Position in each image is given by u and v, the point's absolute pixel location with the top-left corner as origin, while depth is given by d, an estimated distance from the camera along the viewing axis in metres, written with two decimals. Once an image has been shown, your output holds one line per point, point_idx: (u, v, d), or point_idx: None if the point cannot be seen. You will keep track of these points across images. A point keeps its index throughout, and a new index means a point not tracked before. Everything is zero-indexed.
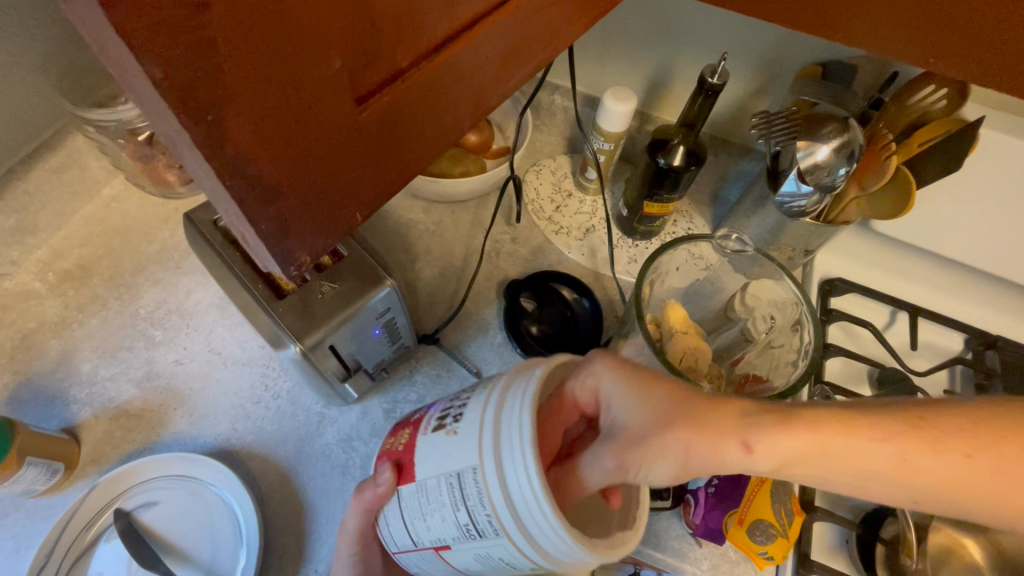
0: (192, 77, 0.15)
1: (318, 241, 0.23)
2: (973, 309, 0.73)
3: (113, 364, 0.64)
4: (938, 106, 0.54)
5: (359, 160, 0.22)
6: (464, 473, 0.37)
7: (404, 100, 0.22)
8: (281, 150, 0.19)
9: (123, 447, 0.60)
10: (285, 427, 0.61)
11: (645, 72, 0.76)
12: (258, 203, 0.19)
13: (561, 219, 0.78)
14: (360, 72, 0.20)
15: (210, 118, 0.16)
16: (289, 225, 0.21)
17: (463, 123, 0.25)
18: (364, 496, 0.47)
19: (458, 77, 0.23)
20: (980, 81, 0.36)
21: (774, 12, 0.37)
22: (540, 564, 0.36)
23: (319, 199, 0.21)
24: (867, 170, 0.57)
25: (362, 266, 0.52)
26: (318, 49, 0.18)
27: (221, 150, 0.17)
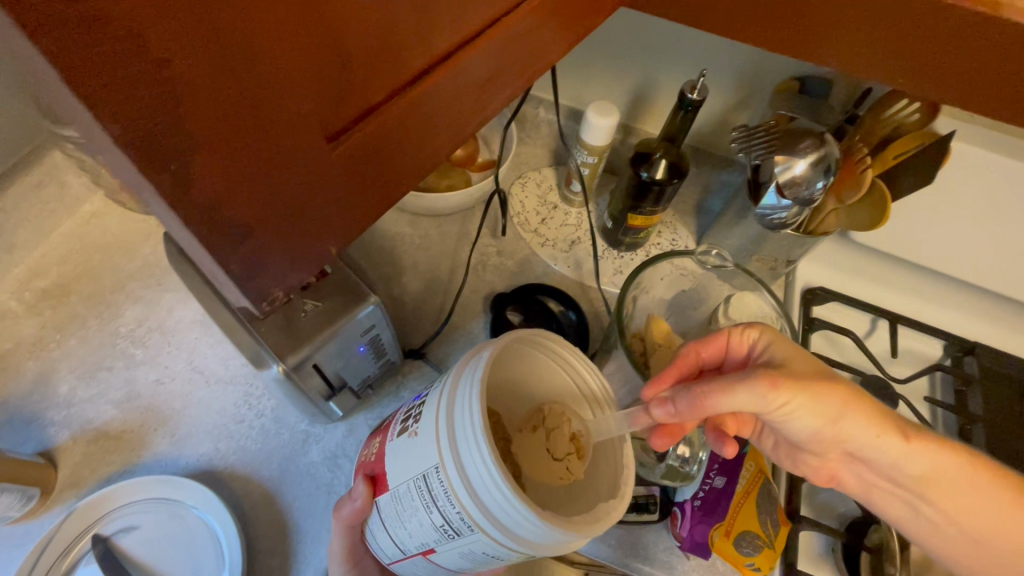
0: (153, 128, 0.15)
1: (292, 271, 0.23)
2: (947, 315, 0.75)
3: (92, 385, 0.62)
4: (911, 118, 0.55)
5: (332, 195, 0.22)
6: (428, 473, 0.36)
7: (374, 138, 0.22)
8: (250, 191, 0.19)
9: (102, 469, 0.59)
10: (270, 446, 0.60)
11: (626, 86, 0.77)
12: (225, 242, 0.20)
13: (547, 231, 0.79)
14: (329, 110, 0.20)
15: (172, 166, 0.17)
16: (258, 261, 0.22)
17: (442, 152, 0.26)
18: (346, 511, 0.46)
19: (437, 108, 0.24)
20: (961, 100, 0.37)
21: (763, 32, 0.37)
22: (522, 551, 0.35)
23: (290, 234, 0.22)
24: (845, 183, 0.58)
25: (346, 284, 0.51)
26: (285, 93, 0.18)
27: (186, 195, 0.17)
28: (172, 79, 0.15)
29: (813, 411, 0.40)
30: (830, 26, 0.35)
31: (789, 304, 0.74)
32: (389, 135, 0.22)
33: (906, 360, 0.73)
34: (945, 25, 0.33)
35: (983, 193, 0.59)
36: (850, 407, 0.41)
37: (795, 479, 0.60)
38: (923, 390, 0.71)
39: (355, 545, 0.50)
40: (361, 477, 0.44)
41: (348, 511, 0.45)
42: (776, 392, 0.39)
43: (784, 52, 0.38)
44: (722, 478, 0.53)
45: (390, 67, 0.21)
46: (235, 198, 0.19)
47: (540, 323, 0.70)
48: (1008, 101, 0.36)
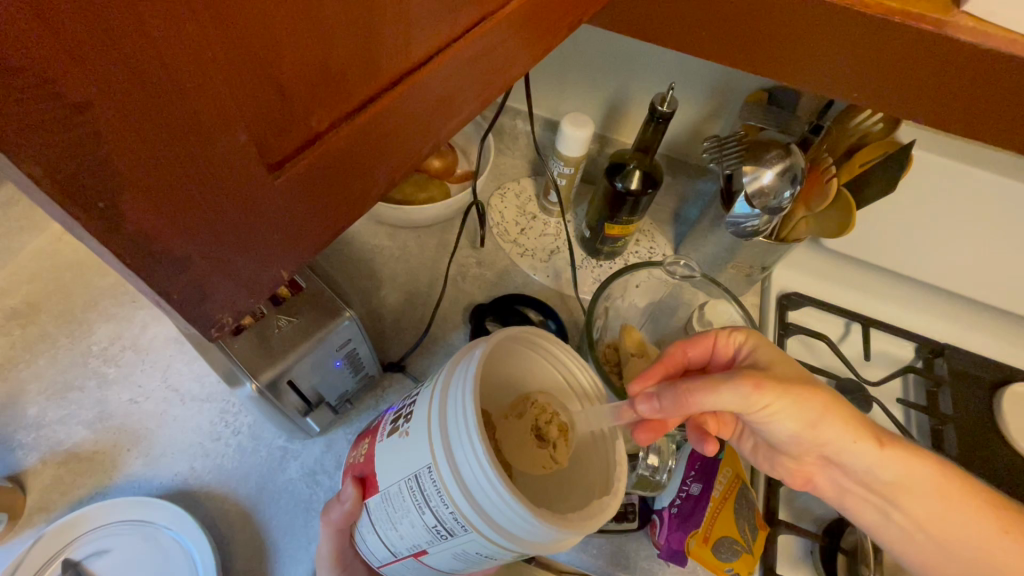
0: (78, 171, 0.15)
1: (240, 298, 0.23)
2: (917, 318, 0.77)
3: (62, 406, 0.61)
4: (878, 128, 0.57)
5: (282, 220, 0.22)
6: (420, 473, 0.36)
7: (327, 163, 0.21)
8: (192, 224, 0.18)
9: (73, 492, 0.57)
10: (247, 463, 0.60)
11: (601, 98, 0.78)
12: (167, 275, 0.19)
13: (526, 242, 0.79)
14: (276, 136, 0.19)
15: (101, 204, 0.16)
16: (205, 289, 0.21)
17: (401, 169, 0.25)
18: (335, 511, 0.45)
19: (392, 129, 0.23)
20: (925, 117, 0.38)
21: (728, 50, 0.38)
22: (517, 551, 0.35)
23: (239, 262, 0.21)
24: (812, 192, 0.59)
25: (321, 299, 0.51)
26: (228, 123, 0.17)
27: (120, 232, 0.17)
28: (97, 119, 0.14)
29: (791, 416, 0.41)
30: (787, 42, 0.36)
31: (765, 310, 0.75)
32: (342, 158, 0.22)
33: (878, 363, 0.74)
34: (902, 39, 0.34)
35: (946, 199, 0.61)
36: (828, 412, 0.42)
37: (772, 483, 0.61)
38: (896, 392, 0.72)
39: (345, 548, 0.50)
40: (351, 478, 0.43)
41: (337, 513, 0.45)
42: (758, 394, 0.40)
43: (752, 69, 0.39)
44: (699, 485, 0.54)
45: (341, 94, 0.20)
46: (177, 233, 0.18)
47: None
48: (959, 115, 0.37)
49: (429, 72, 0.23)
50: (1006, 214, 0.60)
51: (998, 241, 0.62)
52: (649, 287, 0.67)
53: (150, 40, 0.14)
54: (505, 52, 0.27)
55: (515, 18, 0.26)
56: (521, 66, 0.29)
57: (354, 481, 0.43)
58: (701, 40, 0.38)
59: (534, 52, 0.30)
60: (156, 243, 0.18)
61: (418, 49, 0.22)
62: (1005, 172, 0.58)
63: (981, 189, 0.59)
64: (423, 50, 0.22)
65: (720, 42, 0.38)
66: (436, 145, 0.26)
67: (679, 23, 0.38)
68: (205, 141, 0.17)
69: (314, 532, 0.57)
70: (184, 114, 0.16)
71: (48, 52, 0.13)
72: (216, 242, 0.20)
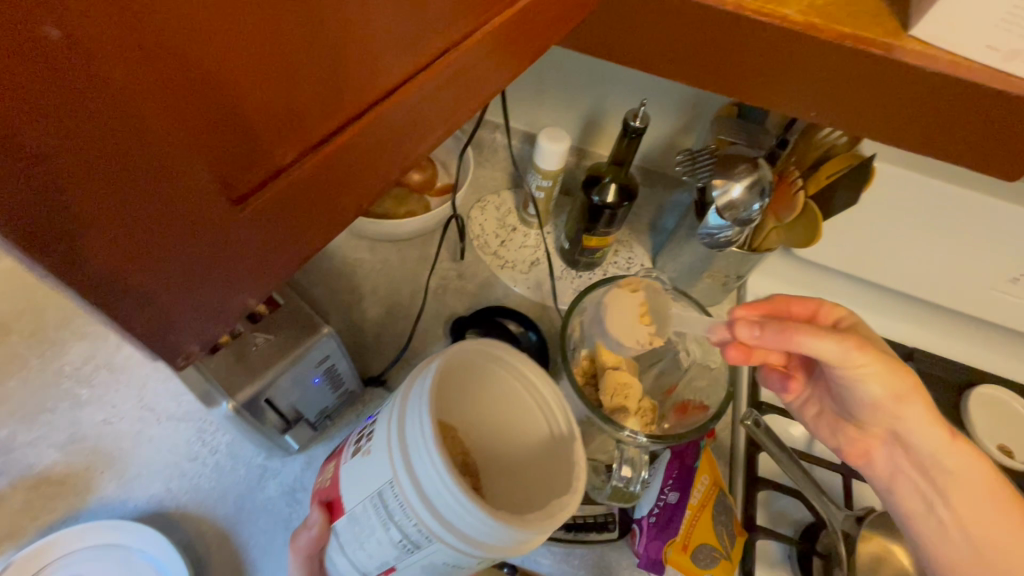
0: (40, 215, 0.15)
1: (206, 329, 0.23)
2: (887, 322, 0.79)
3: (33, 429, 0.60)
4: (841, 141, 0.59)
5: (247, 250, 0.22)
6: (383, 489, 0.36)
7: (299, 191, 0.22)
8: (156, 259, 0.18)
9: (44, 517, 0.56)
10: (224, 483, 0.59)
11: (577, 111, 0.80)
12: (130, 310, 0.19)
13: (507, 254, 0.80)
14: (239, 171, 0.20)
15: (63, 245, 0.16)
16: (169, 322, 0.21)
17: (366, 195, 0.26)
18: (300, 542, 0.44)
19: (357, 158, 0.24)
20: (889, 136, 0.40)
21: (698, 74, 0.40)
22: (483, 558, 0.35)
23: (206, 295, 0.21)
24: (781, 203, 0.61)
25: (299, 316, 0.51)
26: (190, 160, 0.18)
27: (82, 271, 0.17)
28: (59, 164, 0.14)
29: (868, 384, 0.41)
30: (752, 65, 0.38)
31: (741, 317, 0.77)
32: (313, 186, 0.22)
33: None
34: (862, 62, 0.36)
35: (908, 208, 0.63)
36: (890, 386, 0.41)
37: (749, 489, 0.62)
38: None
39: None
40: (316, 505, 0.43)
41: (303, 542, 0.44)
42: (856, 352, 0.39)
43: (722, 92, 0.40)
44: (676, 494, 0.54)
45: (310, 127, 0.21)
46: (152, 269, 0.19)
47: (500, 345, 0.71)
48: (910, 126, 0.39)
49: (393, 103, 0.24)
50: (965, 223, 0.62)
51: (958, 248, 0.64)
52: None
53: (116, 87, 0.15)
54: (470, 79, 0.28)
55: (479, 48, 0.27)
56: (490, 91, 0.30)
57: (320, 508, 0.42)
58: (672, 65, 0.40)
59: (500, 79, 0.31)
60: (130, 280, 0.18)
61: (382, 82, 0.23)
62: (963, 182, 0.60)
63: (941, 199, 0.61)
64: (388, 82, 0.23)
65: (690, 66, 0.39)
66: (402, 171, 0.27)
67: (643, 45, 0.39)
68: (175, 179, 0.18)
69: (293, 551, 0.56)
70: (153, 154, 0.17)
71: (14, 107, 0.13)
72: (191, 275, 0.20)
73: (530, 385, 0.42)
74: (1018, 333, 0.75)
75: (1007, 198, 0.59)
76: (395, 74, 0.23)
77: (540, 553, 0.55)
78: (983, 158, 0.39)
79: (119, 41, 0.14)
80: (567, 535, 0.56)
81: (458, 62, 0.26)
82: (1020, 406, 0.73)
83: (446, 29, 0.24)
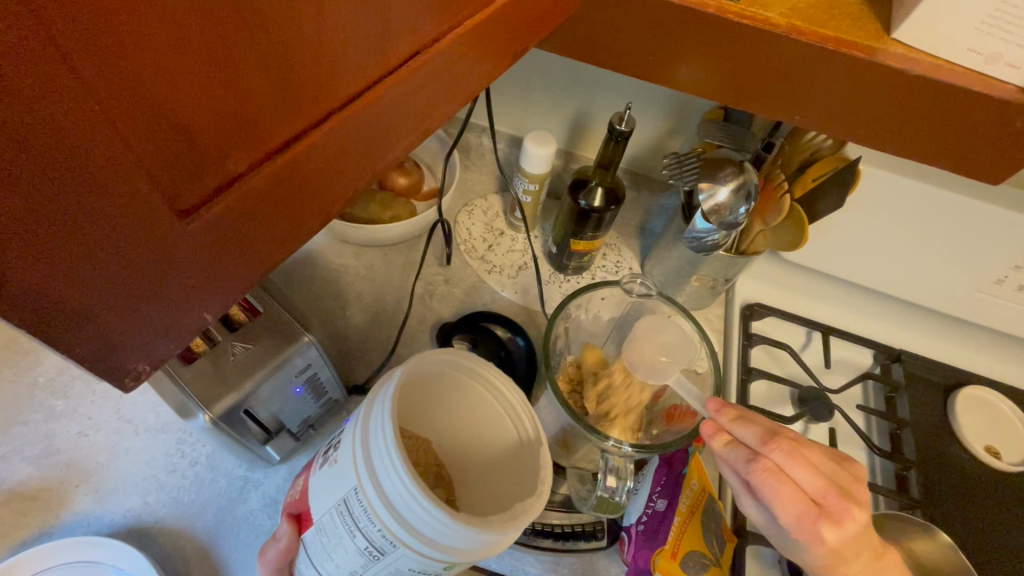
0: None
1: (158, 348, 0.21)
2: (875, 324, 0.79)
3: (5, 442, 0.58)
4: (828, 144, 0.58)
5: (201, 263, 0.21)
6: (348, 496, 0.35)
7: (259, 197, 0.21)
8: (97, 275, 0.17)
9: (16, 534, 0.54)
10: (203, 496, 0.58)
11: (564, 114, 0.79)
12: (69, 330, 0.18)
13: (494, 258, 0.79)
14: (190, 180, 0.19)
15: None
16: (114, 342, 0.19)
17: (332, 202, 0.25)
18: (269, 554, 0.42)
19: (320, 165, 0.23)
20: (877, 141, 0.40)
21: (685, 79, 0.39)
22: (451, 563, 0.34)
23: (156, 311, 0.20)
24: (767, 206, 0.61)
25: (279, 324, 0.50)
26: (135, 169, 0.17)
27: (10, 290, 0.15)
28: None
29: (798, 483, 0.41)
30: (739, 70, 0.38)
31: (730, 320, 0.77)
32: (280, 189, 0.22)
33: (840, 370, 0.76)
34: (851, 66, 0.35)
35: (894, 212, 0.63)
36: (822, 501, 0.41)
37: (738, 494, 0.61)
38: (857, 398, 0.74)
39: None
40: (286, 517, 0.41)
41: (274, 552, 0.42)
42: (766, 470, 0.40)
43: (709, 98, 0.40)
44: (663, 501, 0.53)
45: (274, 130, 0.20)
46: (101, 282, 0.18)
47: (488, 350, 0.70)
48: (896, 127, 0.38)
49: (359, 108, 0.23)
50: (951, 226, 0.62)
51: (945, 251, 0.65)
52: (607, 309, 0.67)
53: (56, 94, 0.14)
54: (443, 83, 0.27)
55: (450, 52, 0.26)
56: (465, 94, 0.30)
57: (291, 518, 0.41)
58: (658, 70, 0.39)
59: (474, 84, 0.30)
60: (76, 297, 0.17)
61: (346, 86, 0.22)
62: (949, 186, 0.60)
63: (926, 203, 0.61)
64: (352, 86, 0.22)
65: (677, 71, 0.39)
66: (370, 178, 0.26)
67: (624, 49, 0.39)
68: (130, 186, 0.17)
69: None
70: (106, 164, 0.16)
71: None
72: (149, 283, 0.19)
73: (498, 393, 0.41)
74: (1003, 334, 0.75)
75: (992, 201, 0.59)
76: (361, 78, 0.22)
77: (528, 563, 0.54)
78: (966, 163, 0.39)
79: (47, 46, 0.13)
80: (555, 543, 0.55)
81: (430, 66, 0.25)
82: (1005, 406, 0.74)
83: (415, 30, 0.24)
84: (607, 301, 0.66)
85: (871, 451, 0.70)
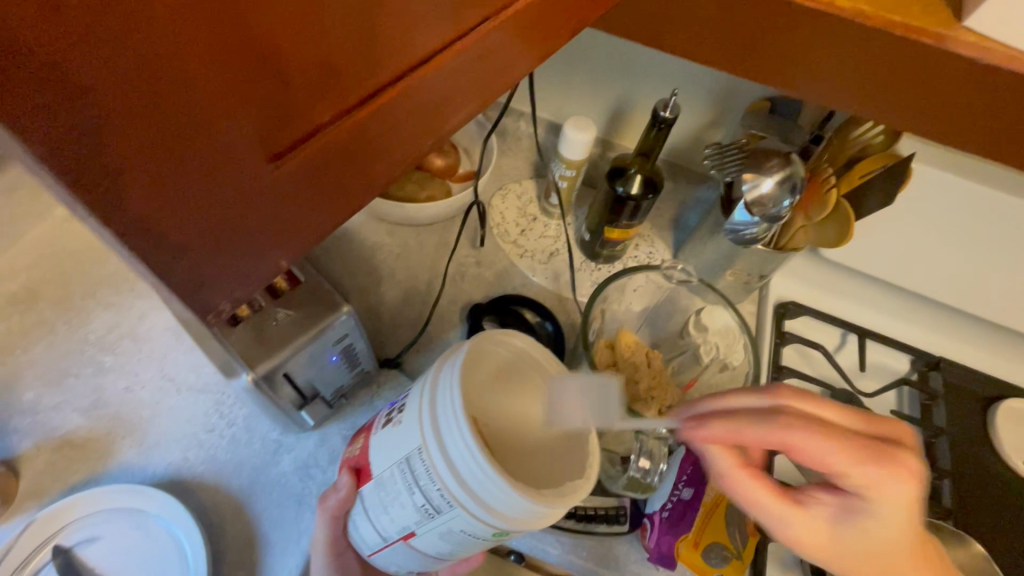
0: (79, 156, 0.15)
1: (236, 287, 0.23)
2: (914, 330, 0.77)
3: (58, 392, 0.61)
4: (878, 140, 0.57)
5: (279, 210, 0.22)
6: (411, 455, 0.36)
7: (333, 155, 0.22)
8: (191, 212, 0.19)
9: (66, 479, 0.57)
10: (239, 455, 0.60)
11: (604, 101, 0.78)
12: (164, 260, 0.19)
13: (527, 243, 0.80)
14: (276, 131, 0.20)
15: (103, 190, 0.16)
16: (200, 277, 0.21)
17: (399, 162, 0.26)
18: (327, 500, 0.46)
19: (391, 124, 0.24)
20: (933, 132, 0.39)
21: (733, 61, 0.39)
22: (505, 530, 0.35)
23: (236, 252, 0.22)
24: (811, 201, 0.59)
25: (319, 293, 0.52)
26: (228, 114, 0.18)
27: (121, 217, 0.17)
28: (101, 106, 0.15)
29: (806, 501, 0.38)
30: (792, 51, 0.37)
31: (763, 317, 0.76)
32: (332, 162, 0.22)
33: (875, 374, 0.74)
34: (910, 49, 0.34)
35: (945, 214, 0.61)
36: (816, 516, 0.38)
37: None
38: (891, 403, 0.73)
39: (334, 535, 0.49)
40: (343, 469, 0.44)
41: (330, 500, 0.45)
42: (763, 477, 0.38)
43: (757, 80, 0.39)
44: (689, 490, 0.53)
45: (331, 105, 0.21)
46: (192, 220, 0.19)
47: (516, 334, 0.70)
48: (953, 118, 0.37)
49: (432, 69, 0.23)
50: (1006, 231, 0.60)
51: (997, 257, 0.62)
52: (640, 297, 0.67)
53: (160, 45, 0.15)
54: (510, 49, 0.27)
55: (520, 18, 0.27)
56: (526, 64, 0.30)
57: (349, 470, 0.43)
58: (706, 50, 0.39)
59: (538, 54, 0.30)
60: (171, 230, 0.19)
61: (421, 47, 0.22)
62: (1007, 189, 0.58)
63: (981, 205, 0.59)
64: (428, 48, 0.23)
65: (723, 52, 0.39)
66: (434, 142, 0.27)
67: (675, 28, 0.38)
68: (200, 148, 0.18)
69: (305, 526, 0.57)
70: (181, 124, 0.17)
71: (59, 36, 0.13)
72: (217, 238, 0.20)
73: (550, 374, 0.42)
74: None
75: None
76: (436, 39, 0.23)
77: (548, 543, 0.55)
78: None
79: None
80: (576, 525, 0.56)
81: (501, 32, 0.26)
82: None
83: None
84: (641, 288, 0.66)
85: None
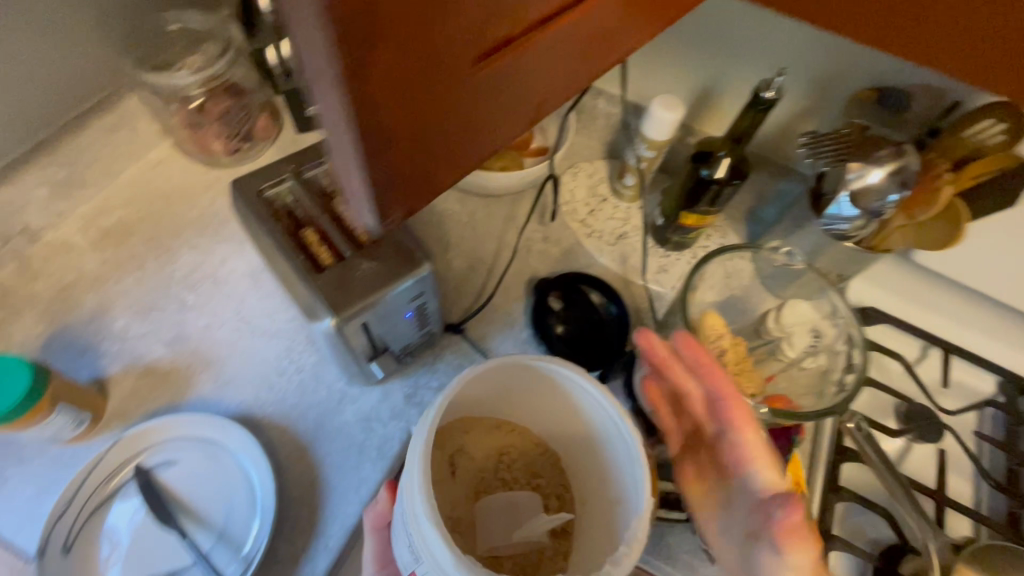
0: (356, 47, 0.20)
1: (406, 190, 0.28)
2: (1006, 350, 0.72)
3: (145, 323, 0.65)
4: (997, 139, 0.52)
5: (454, 124, 0.27)
6: (400, 510, 0.42)
7: (498, 80, 0.27)
8: (403, 110, 0.24)
9: (148, 404, 0.60)
10: (307, 401, 0.62)
11: (692, 84, 0.75)
12: (373, 150, 0.24)
13: (596, 223, 0.78)
14: (471, 53, 0.24)
15: (358, 78, 0.21)
16: (389, 173, 0.26)
17: (540, 99, 0.30)
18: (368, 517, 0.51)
19: (543, 60, 0.28)
20: None
21: (862, 29, 0.36)
22: None
23: (416, 156, 0.26)
24: (919, 199, 0.55)
25: (401, 248, 0.52)
26: (447, 33, 0.23)
27: (361, 103, 0.22)
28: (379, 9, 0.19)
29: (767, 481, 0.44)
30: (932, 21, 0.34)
31: None
32: (486, 98, 0.27)
33: (957, 392, 0.70)
34: None
35: None
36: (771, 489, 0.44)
37: (828, 495, 0.59)
38: (971, 424, 0.68)
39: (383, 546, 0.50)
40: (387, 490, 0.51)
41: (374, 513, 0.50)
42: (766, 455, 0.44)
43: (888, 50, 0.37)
44: None
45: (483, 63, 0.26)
46: (400, 118, 0.24)
47: (581, 311, 0.69)
48: None
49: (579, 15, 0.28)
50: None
51: None
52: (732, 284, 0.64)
53: None
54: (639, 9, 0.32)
55: None
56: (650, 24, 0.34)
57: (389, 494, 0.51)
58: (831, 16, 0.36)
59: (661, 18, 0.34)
60: (384, 123, 0.23)
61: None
62: None
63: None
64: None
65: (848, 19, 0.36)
66: (568, 85, 0.31)
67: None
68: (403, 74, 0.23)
69: (365, 474, 0.59)
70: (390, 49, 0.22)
71: None
72: (394, 147, 0.25)
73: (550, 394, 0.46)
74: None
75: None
76: None
77: None
78: None
79: None
80: None
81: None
82: None
83: None
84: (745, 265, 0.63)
85: (979, 483, 0.65)
